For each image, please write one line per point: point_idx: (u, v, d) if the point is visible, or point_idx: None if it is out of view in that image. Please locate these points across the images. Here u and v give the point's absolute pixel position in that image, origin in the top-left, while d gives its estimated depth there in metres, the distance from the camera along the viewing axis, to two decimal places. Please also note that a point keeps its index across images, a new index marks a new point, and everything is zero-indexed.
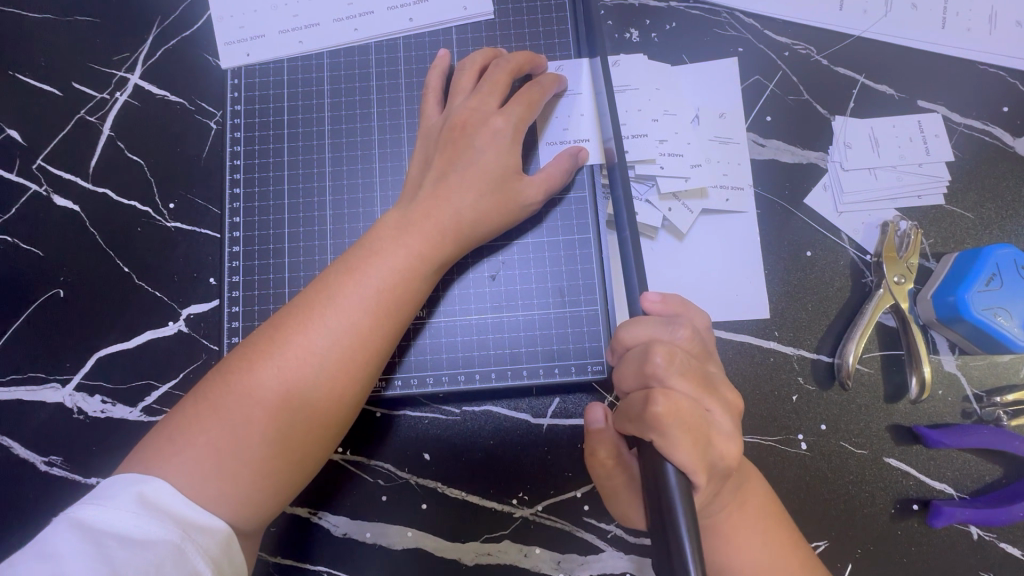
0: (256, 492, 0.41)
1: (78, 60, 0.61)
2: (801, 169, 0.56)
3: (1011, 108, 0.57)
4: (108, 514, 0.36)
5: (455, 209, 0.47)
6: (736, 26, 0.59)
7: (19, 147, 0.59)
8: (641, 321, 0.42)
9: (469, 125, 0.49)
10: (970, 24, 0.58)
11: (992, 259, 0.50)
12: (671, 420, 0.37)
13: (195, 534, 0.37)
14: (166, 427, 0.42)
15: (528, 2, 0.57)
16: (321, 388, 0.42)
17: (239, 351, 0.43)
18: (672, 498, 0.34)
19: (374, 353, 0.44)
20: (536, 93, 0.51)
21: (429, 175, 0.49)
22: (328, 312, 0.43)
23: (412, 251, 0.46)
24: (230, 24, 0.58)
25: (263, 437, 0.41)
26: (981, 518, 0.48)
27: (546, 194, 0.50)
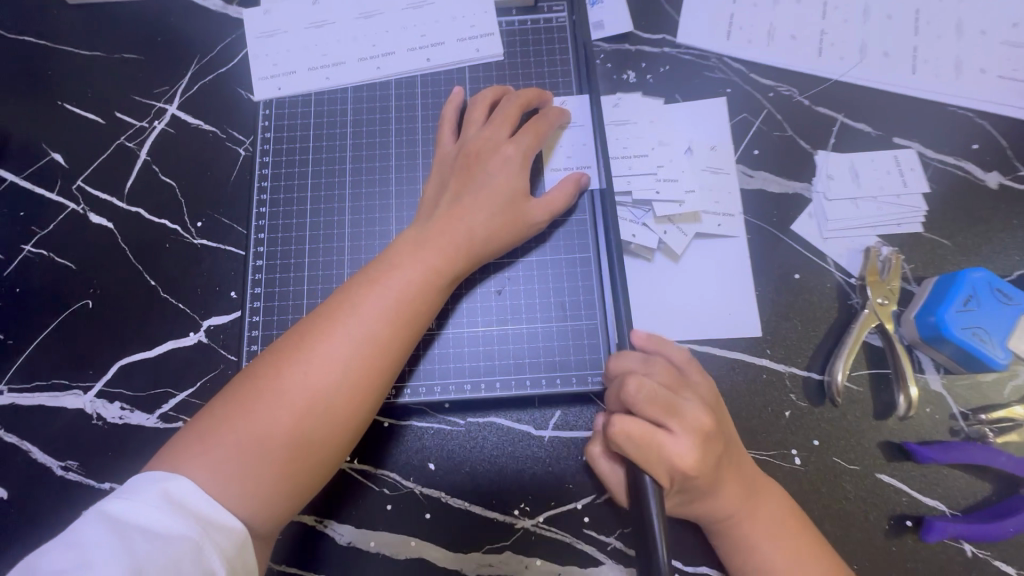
0: (275, 493, 0.42)
1: (122, 92, 0.66)
2: (788, 198, 0.60)
3: (980, 145, 0.61)
4: (133, 508, 0.38)
5: (468, 226, 0.51)
6: (725, 70, 0.64)
7: (62, 169, 0.64)
8: (623, 355, 0.48)
9: (482, 152, 0.54)
10: (938, 70, 0.64)
11: (968, 282, 0.53)
12: (630, 440, 0.43)
13: (213, 532, 0.39)
14: (192, 429, 0.44)
15: (535, 46, 0.63)
16: (340, 392, 0.45)
17: (266, 357, 0.46)
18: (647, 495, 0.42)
19: (391, 360, 0.47)
20: (543, 125, 0.56)
21: (444, 197, 0.53)
22: (350, 321, 0.46)
23: (429, 266, 0.49)
24: (265, 61, 0.64)
25: (284, 439, 0.43)
26: (972, 533, 0.50)
27: (552, 215, 0.54)
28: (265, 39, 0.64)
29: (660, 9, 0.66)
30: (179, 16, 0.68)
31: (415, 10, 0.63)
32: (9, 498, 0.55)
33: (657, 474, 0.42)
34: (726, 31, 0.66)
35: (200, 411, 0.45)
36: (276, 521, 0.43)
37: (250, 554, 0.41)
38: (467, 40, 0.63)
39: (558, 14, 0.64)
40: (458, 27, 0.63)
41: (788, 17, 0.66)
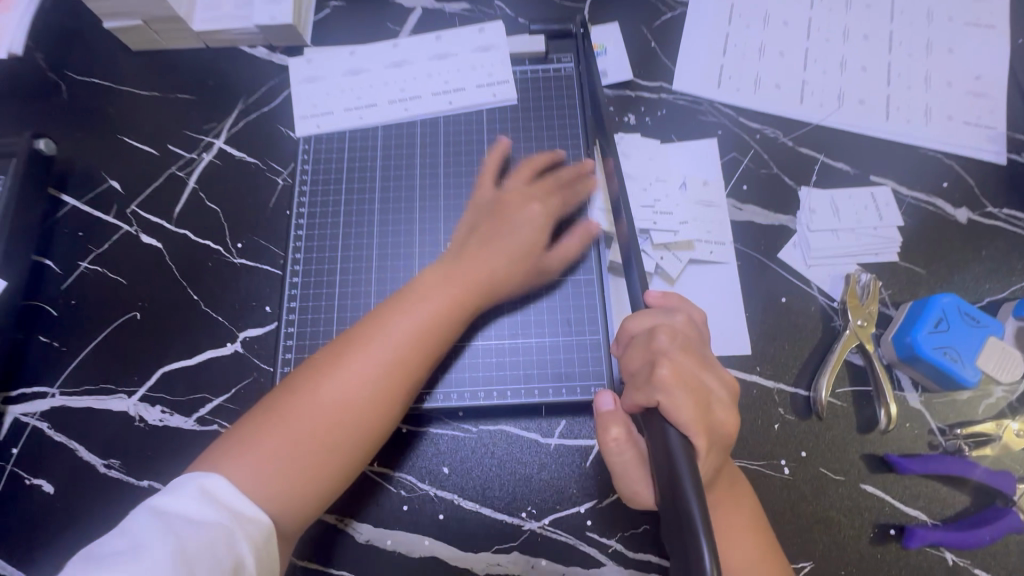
0: (302, 494, 0.47)
1: (175, 127, 0.74)
2: (774, 229, 0.66)
3: (950, 184, 0.68)
4: (176, 499, 0.43)
5: (491, 270, 0.57)
6: (716, 114, 0.72)
7: (118, 195, 0.71)
8: (643, 313, 0.46)
9: (510, 204, 0.61)
10: (909, 116, 0.71)
11: (938, 306, 0.58)
12: (678, 384, 0.41)
13: (243, 522, 0.44)
14: (234, 434, 0.49)
15: (546, 92, 0.71)
16: (365, 408, 0.49)
17: (302, 372, 0.51)
18: (678, 459, 0.36)
19: (411, 380, 0.52)
20: (564, 184, 0.63)
21: (472, 238, 0.59)
22: (379, 342, 0.51)
23: (451, 296, 0.54)
24: (306, 103, 0.72)
25: (315, 447, 0.48)
26: (950, 540, 0.53)
27: (565, 263, 0.61)
28: (307, 84, 0.72)
29: (658, 60, 0.74)
30: (229, 63, 0.77)
31: (440, 60, 0.71)
32: (55, 492, 0.60)
33: (691, 428, 0.39)
34: (717, 80, 0.73)
35: (241, 418, 0.51)
36: (300, 520, 0.48)
37: (275, 546, 0.46)
38: (485, 86, 0.70)
39: (566, 64, 0.72)
40: (478, 75, 0.71)
41: (773, 69, 0.74)
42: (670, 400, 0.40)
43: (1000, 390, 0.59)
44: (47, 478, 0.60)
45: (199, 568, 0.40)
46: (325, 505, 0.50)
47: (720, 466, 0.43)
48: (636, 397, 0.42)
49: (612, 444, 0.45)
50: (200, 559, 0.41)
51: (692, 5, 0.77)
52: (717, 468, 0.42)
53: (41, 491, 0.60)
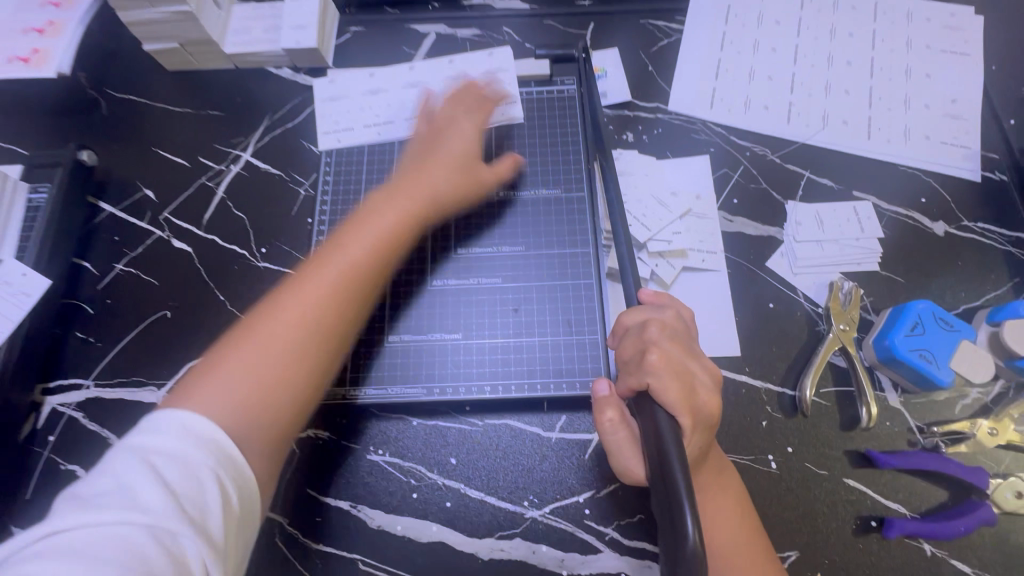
0: (272, 401, 0.49)
1: (205, 141, 0.80)
2: (763, 240, 0.71)
3: (928, 199, 0.72)
4: (158, 440, 0.42)
5: (431, 181, 0.64)
6: (708, 132, 0.77)
7: (152, 203, 0.77)
8: (637, 307, 0.52)
9: (446, 126, 0.69)
10: (890, 136, 0.76)
11: (914, 311, 0.62)
12: (664, 368, 0.46)
13: (223, 459, 0.43)
14: (206, 360, 0.50)
15: (550, 110, 0.76)
16: (330, 310, 0.53)
17: (271, 294, 0.55)
18: (663, 432, 0.40)
19: (371, 281, 0.57)
20: (489, 104, 0.72)
21: (415, 158, 0.67)
22: (337, 249, 0.57)
23: (401, 209, 0.61)
24: (327, 120, 0.77)
25: (286, 350, 0.50)
26: (928, 530, 0.56)
27: (495, 179, 0.68)
28: (330, 102, 0.78)
29: (654, 83, 0.80)
30: (256, 83, 0.83)
31: (452, 81, 0.77)
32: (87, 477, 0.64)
33: (676, 407, 0.43)
34: (709, 101, 0.78)
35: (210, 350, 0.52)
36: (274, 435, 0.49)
37: (253, 484, 0.45)
38: (490, 104, 0.75)
39: (569, 86, 0.77)
40: (487, 95, 0.76)
41: (762, 92, 0.79)
42: (659, 382, 0.45)
43: (976, 392, 0.63)
44: (80, 464, 0.64)
45: (187, 505, 0.39)
46: (298, 417, 0.51)
47: (705, 448, 0.47)
48: (629, 380, 0.47)
49: (607, 426, 0.49)
50: (189, 497, 0.40)
51: (687, 33, 0.83)
52: (703, 447, 0.46)
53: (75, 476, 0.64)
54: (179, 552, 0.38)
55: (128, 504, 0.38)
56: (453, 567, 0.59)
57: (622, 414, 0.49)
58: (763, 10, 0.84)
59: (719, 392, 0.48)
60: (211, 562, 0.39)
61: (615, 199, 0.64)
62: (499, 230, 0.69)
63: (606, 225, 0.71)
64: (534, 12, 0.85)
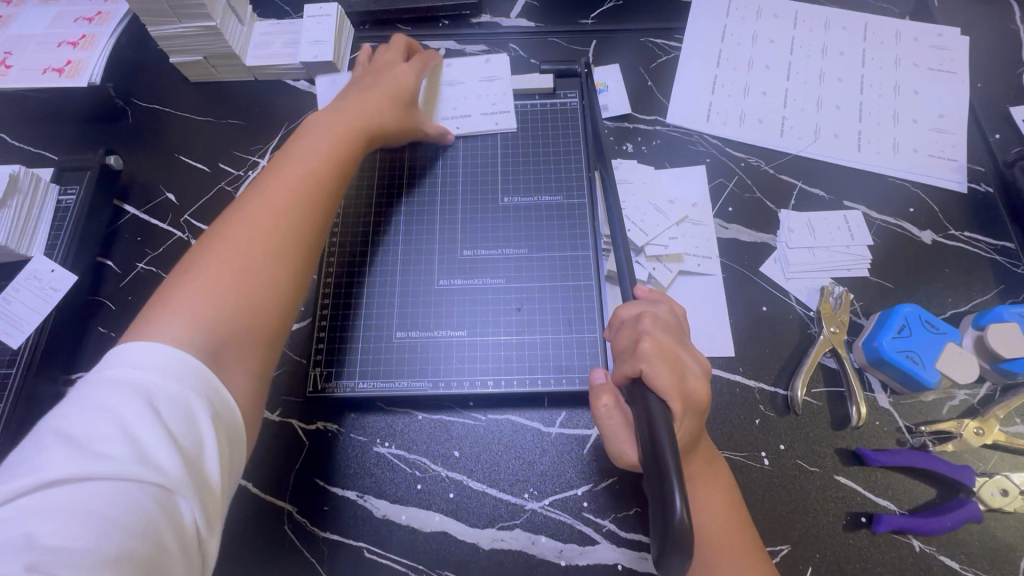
0: (248, 312, 0.51)
1: (225, 148, 0.84)
2: (757, 246, 0.74)
3: (916, 209, 0.75)
4: (154, 385, 0.42)
5: (375, 109, 0.68)
6: (705, 144, 0.80)
7: (173, 206, 0.81)
8: (633, 303, 0.55)
9: (383, 68, 0.73)
10: (879, 149, 0.79)
11: (901, 314, 0.65)
12: (655, 355, 0.48)
13: (217, 410, 0.45)
14: (176, 276, 0.51)
15: (553, 120, 0.79)
16: (297, 212, 0.57)
17: (229, 213, 0.56)
18: (654, 416, 0.43)
19: (332, 183, 0.61)
20: (426, 55, 0.78)
21: (353, 92, 0.71)
22: (290, 162, 0.60)
23: (345, 125, 0.65)
24: None
25: (263, 254, 0.53)
26: (915, 526, 0.58)
27: (431, 130, 0.75)
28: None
29: (652, 97, 0.84)
30: (275, 94, 0.88)
31: (449, 88, 0.81)
32: None
33: (666, 391, 0.46)
34: (706, 115, 0.82)
35: (175, 270, 0.53)
36: (257, 347, 0.51)
37: (241, 431, 0.47)
38: (489, 114, 0.79)
39: (572, 99, 0.81)
40: (482, 104, 0.80)
41: (756, 106, 0.83)
42: (651, 367, 0.47)
43: (962, 394, 0.65)
44: None
45: (186, 459, 0.40)
46: (287, 317, 0.54)
47: (697, 434, 0.49)
48: (623, 368, 0.50)
49: (601, 411, 0.52)
50: (189, 447, 0.41)
51: (684, 50, 0.87)
52: (693, 432, 0.48)
53: None
54: (177, 507, 0.39)
55: (128, 454, 0.38)
56: (455, 556, 0.61)
57: (616, 400, 0.52)
58: (758, 30, 0.88)
59: (709, 380, 0.50)
60: (204, 515, 0.41)
61: (613, 204, 0.68)
62: (502, 233, 0.72)
63: (605, 231, 0.74)
64: (539, 30, 0.89)
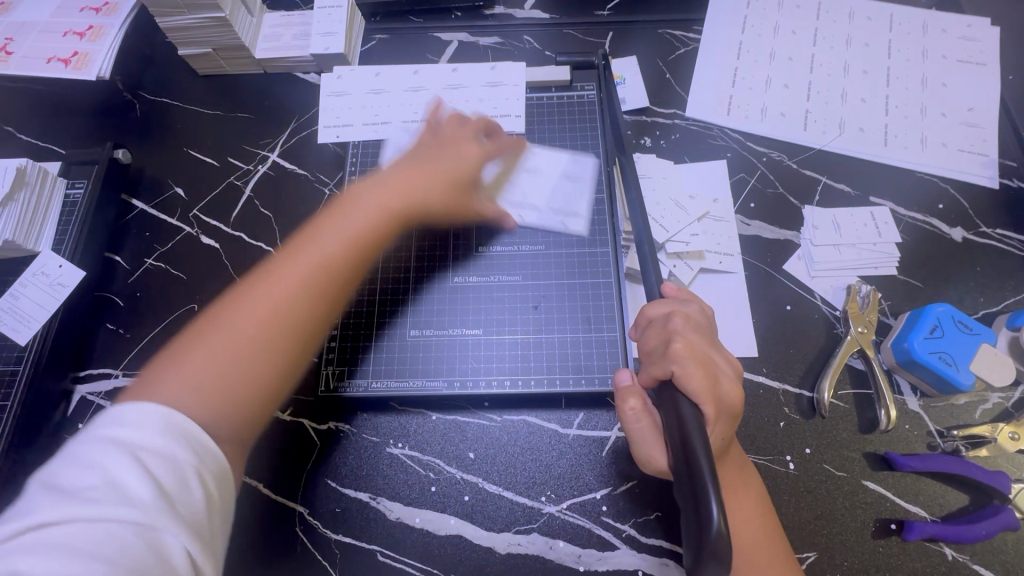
0: (243, 380, 0.49)
1: (235, 142, 0.83)
2: (780, 243, 0.72)
3: (945, 206, 0.73)
4: (134, 435, 0.41)
5: (421, 188, 0.64)
6: (725, 138, 0.78)
7: (182, 200, 0.79)
8: (662, 300, 0.53)
9: (448, 143, 0.69)
10: (906, 143, 0.76)
11: (932, 314, 0.63)
12: (688, 356, 0.46)
13: (205, 455, 0.43)
14: (175, 349, 0.50)
15: (570, 114, 0.77)
16: (305, 292, 0.54)
17: (241, 286, 0.55)
18: (688, 421, 0.41)
19: (350, 263, 0.57)
20: (501, 142, 0.72)
21: (406, 164, 0.66)
22: (314, 239, 0.58)
23: (381, 203, 0.62)
24: (329, 114, 0.79)
25: (258, 335, 0.51)
26: (948, 534, 0.56)
27: (488, 214, 0.69)
28: (335, 97, 0.79)
29: (672, 91, 0.82)
30: (285, 87, 0.86)
31: (524, 172, 0.73)
32: None
33: (699, 395, 0.44)
34: (726, 108, 0.80)
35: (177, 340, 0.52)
36: (246, 417, 0.48)
37: (231, 481, 0.44)
38: (491, 117, 0.76)
39: (589, 92, 0.79)
40: (484, 108, 0.77)
41: (778, 99, 0.80)
42: (683, 370, 0.45)
43: (996, 397, 0.63)
44: None
45: (172, 503, 0.39)
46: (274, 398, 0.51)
47: (729, 438, 0.47)
48: (653, 369, 0.48)
49: (629, 414, 0.49)
50: (176, 491, 0.39)
51: (703, 42, 0.85)
52: (725, 437, 0.46)
53: None
54: (168, 547, 0.37)
55: (112, 500, 0.37)
56: (470, 560, 0.60)
57: (644, 402, 0.50)
58: (779, 22, 0.86)
59: (741, 383, 0.48)
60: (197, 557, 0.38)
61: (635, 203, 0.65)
62: (517, 230, 0.70)
63: (624, 227, 0.72)
64: (554, 22, 0.87)
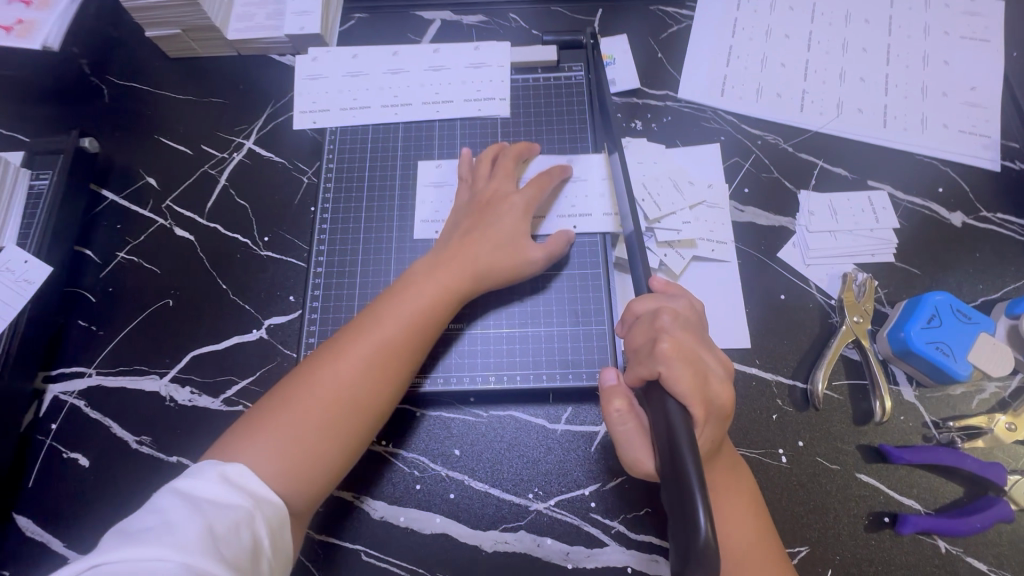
0: (313, 474, 0.52)
1: (209, 129, 0.79)
2: (774, 230, 0.69)
3: (945, 189, 0.70)
4: (196, 484, 0.45)
5: (475, 256, 0.61)
6: (719, 120, 0.75)
7: (154, 191, 0.76)
8: (648, 295, 0.50)
9: (495, 199, 0.64)
10: (906, 124, 0.74)
11: (930, 303, 0.61)
12: (677, 357, 0.44)
13: (261, 506, 0.47)
14: (246, 421, 0.53)
15: (557, 97, 0.74)
16: (362, 385, 0.54)
17: (308, 364, 0.56)
18: (676, 425, 0.39)
19: (407, 357, 0.57)
20: (547, 179, 0.65)
21: (460, 228, 0.63)
22: (375, 323, 0.57)
23: (440, 286, 0.59)
24: (305, 98, 0.76)
25: (319, 424, 0.53)
26: (942, 527, 0.55)
27: (549, 258, 0.63)
28: (310, 81, 0.76)
29: (664, 71, 0.78)
30: (260, 70, 0.82)
31: (570, 183, 0.68)
32: (90, 466, 0.63)
33: (687, 399, 0.42)
34: (720, 89, 0.77)
35: (251, 408, 0.55)
36: (309, 499, 0.52)
37: (285, 534, 0.49)
38: (473, 100, 0.74)
39: (577, 73, 0.76)
40: (466, 90, 0.74)
41: (774, 79, 0.77)
42: (671, 371, 0.43)
43: (993, 386, 0.61)
44: (83, 452, 0.64)
45: (226, 544, 0.43)
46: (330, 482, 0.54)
47: (718, 439, 0.45)
48: (639, 369, 0.45)
49: (614, 415, 0.48)
50: (231, 540, 0.43)
51: (697, 19, 0.81)
52: (715, 439, 0.45)
53: (77, 464, 0.63)
54: None
55: (171, 541, 0.41)
56: (457, 559, 0.58)
57: (629, 403, 0.48)
58: None
59: (732, 383, 0.46)
60: None
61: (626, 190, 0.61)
62: None
63: (612, 208, 0.67)
64: None
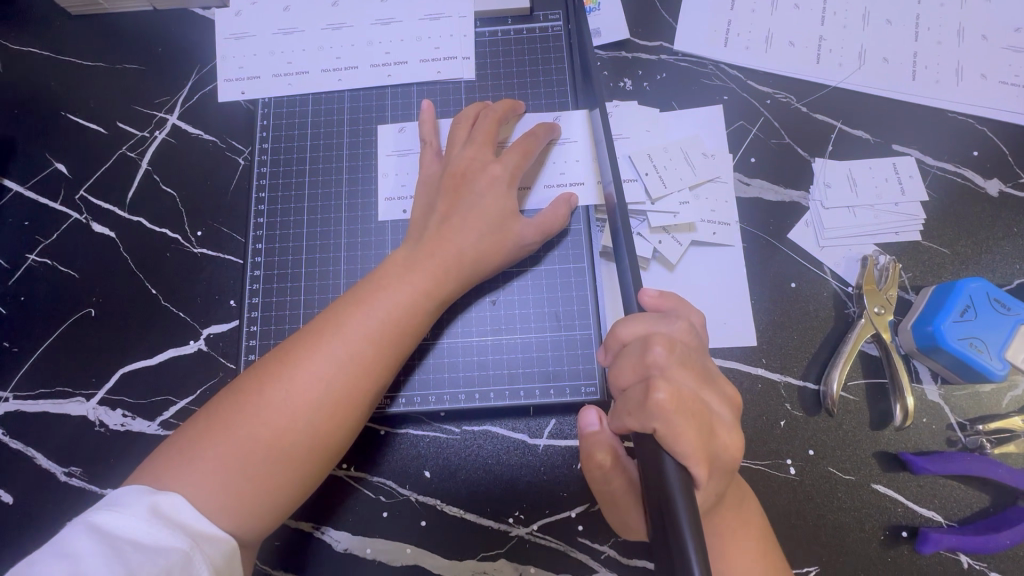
0: (255, 515, 0.42)
1: (124, 103, 0.67)
2: (785, 207, 0.60)
3: (980, 152, 0.61)
4: (119, 522, 0.37)
5: (458, 247, 0.51)
6: (722, 77, 0.64)
7: (65, 179, 0.65)
8: (635, 317, 0.41)
9: (471, 173, 0.53)
10: (938, 75, 0.63)
11: (965, 291, 0.53)
12: (674, 409, 0.37)
13: (203, 543, 0.38)
14: (176, 443, 0.43)
15: (532, 53, 0.63)
16: (325, 405, 0.44)
17: (256, 373, 0.46)
18: (672, 492, 0.32)
19: (381, 372, 0.47)
20: (533, 142, 0.55)
21: (433, 211, 0.53)
22: (341, 329, 0.46)
23: (418, 286, 0.49)
24: (231, 63, 0.64)
25: (269, 452, 0.42)
26: (968, 544, 0.49)
27: (543, 236, 0.54)
28: (234, 41, 0.64)
29: (658, 17, 0.66)
30: (178, 27, 0.69)
31: (557, 146, 0.58)
32: (15, 503, 0.56)
33: (689, 455, 0.35)
34: (724, 37, 0.65)
35: (183, 426, 0.44)
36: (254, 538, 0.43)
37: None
38: (430, 61, 0.63)
39: (554, 23, 0.64)
40: (421, 48, 0.63)
41: (787, 23, 0.66)
42: (670, 428, 0.36)
43: None
44: (6, 488, 0.56)
45: None
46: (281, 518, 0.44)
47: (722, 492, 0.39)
48: (629, 421, 0.38)
49: (598, 470, 0.43)
50: None
51: None
52: (717, 493, 0.39)
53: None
54: None
55: None
56: None
57: (614, 455, 0.43)
58: None
59: (741, 426, 0.41)
60: None
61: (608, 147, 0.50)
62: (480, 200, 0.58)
63: (596, 178, 0.57)
64: None
